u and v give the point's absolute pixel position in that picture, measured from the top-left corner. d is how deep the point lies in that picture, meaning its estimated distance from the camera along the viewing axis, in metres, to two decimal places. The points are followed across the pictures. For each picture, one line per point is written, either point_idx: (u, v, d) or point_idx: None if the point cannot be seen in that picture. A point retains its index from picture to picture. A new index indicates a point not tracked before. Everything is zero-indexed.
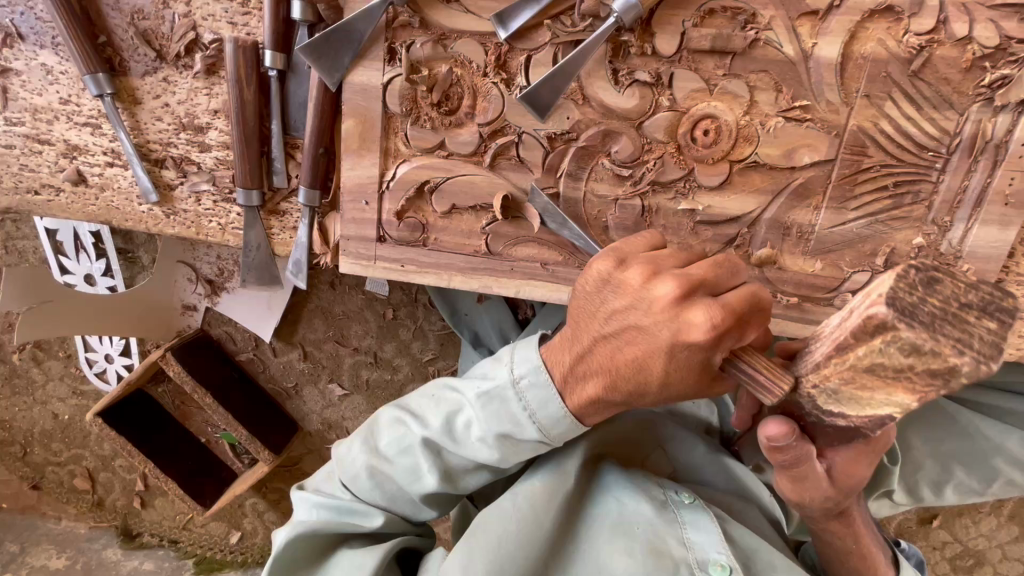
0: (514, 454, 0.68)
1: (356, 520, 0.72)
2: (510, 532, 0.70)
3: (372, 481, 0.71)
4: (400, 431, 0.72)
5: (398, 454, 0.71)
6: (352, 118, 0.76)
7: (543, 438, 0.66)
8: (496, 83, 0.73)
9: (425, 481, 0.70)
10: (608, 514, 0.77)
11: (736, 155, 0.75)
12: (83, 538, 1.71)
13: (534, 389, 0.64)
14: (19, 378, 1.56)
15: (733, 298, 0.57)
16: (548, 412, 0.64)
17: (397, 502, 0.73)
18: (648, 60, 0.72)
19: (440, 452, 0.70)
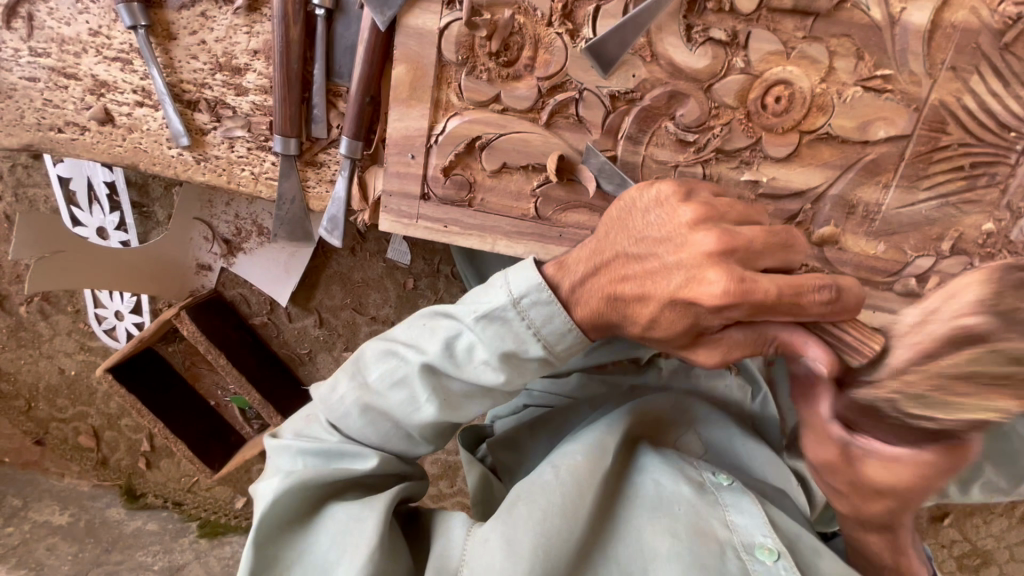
0: (520, 375, 0.64)
1: (346, 463, 0.67)
2: (554, 506, 0.67)
3: (366, 419, 0.67)
4: (391, 360, 0.66)
5: (389, 387, 0.65)
6: (404, 65, 0.72)
7: (548, 356, 0.62)
8: (561, 33, 0.69)
9: (421, 410, 0.64)
10: (647, 493, 0.74)
11: (807, 125, 0.71)
12: (85, 496, 1.68)
13: (537, 306, 0.60)
14: (25, 331, 1.53)
15: (780, 284, 0.53)
16: (553, 327, 0.61)
17: (392, 437, 0.68)
18: (724, 16, 0.67)
19: (436, 378, 0.64)
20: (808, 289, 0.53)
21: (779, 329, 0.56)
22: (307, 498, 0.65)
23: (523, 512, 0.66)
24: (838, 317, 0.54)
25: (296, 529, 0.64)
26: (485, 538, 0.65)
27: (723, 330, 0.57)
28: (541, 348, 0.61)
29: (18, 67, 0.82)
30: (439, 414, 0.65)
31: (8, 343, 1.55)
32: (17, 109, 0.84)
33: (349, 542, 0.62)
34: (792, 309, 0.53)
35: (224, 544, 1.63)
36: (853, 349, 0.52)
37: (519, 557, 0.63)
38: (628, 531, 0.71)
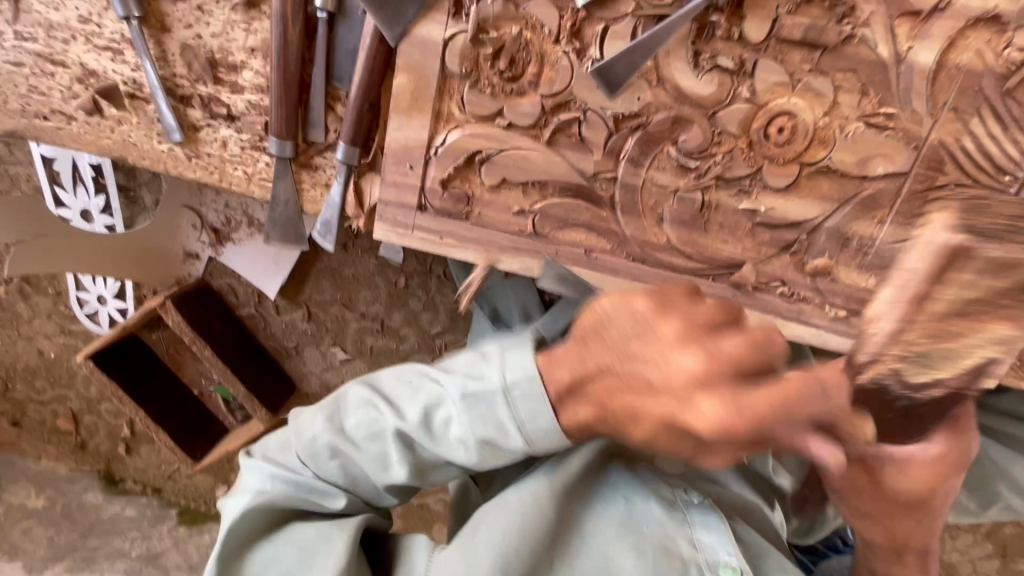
0: (492, 459, 0.63)
1: (315, 499, 0.67)
2: (514, 527, 0.67)
3: (338, 468, 0.65)
4: (372, 415, 0.64)
5: (365, 441, 0.65)
6: (405, 74, 0.70)
7: (530, 450, 0.61)
8: (568, 52, 0.68)
9: (396, 473, 0.65)
10: (614, 510, 0.73)
11: (808, 157, 0.71)
12: (62, 479, 1.65)
13: (526, 400, 0.58)
14: (4, 311, 1.49)
15: (777, 389, 0.50)
16: (538, 423, 0.58)
17: (364, 484, 0.67)
18: (732, 44, 0.67)
19: (411, 444, 0.64)
20: (806, 387, 0.51)
21: (792, 433, 0.52)
22: (275, 513, 0.67)
23: (485, 535, 0.67)
24: (838, 405, 0.52)
25: (263, 538, 0.66)
26: (447, 557, 0.67)
27: None
28: (515, 440, 0.60)
29: (2, 49, 0.78)
30: (414, 479, 0.66)
31: None
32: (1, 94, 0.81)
33: (311, 562, 0.64)
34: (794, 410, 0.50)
35: (203, 532, 1.61)
36: (843, 432, 0.55)
37: (479, 571, 0.65)
38: (596, 545, 0.72)
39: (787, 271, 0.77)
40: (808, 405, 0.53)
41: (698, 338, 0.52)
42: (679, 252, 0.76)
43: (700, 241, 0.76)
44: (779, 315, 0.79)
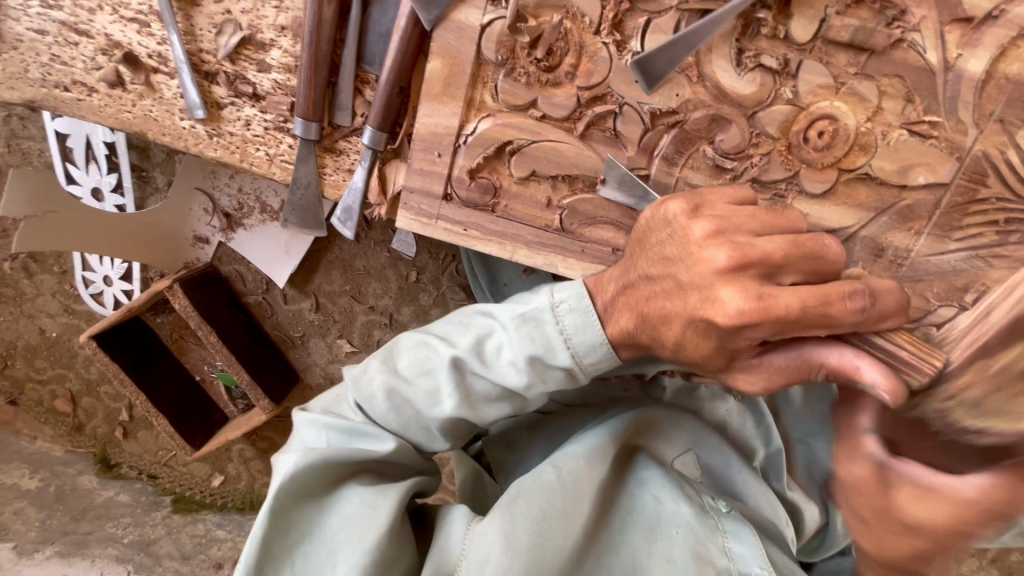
0: (542, 382, 0.61)
1: (368, 444, 0.64)
2: (551, 510, 0.66)
3: (387, 403, 0.64)
4: (426, 347, 0.63)
5: (416, 374, 0.63)
6: (439, 59, 0.69)
7: (574, 369, 0.59)
8: (608, 43, 0.66)
9: (444, 405, 0.63)
10: (645, 509, 0.74)
11: (846, 163, 0.69)
12: (58, 462, 1.63)
13: (574, 314, 0.58)
14: (7, 287, 1.47)
15: (808, 302, 0.48)
16: (585, 338, 0.58)
17: (412, 427, 0.65)
18: (777, 43, 0.65)
19: (462, 374, 0.62)
20: (837, 305, 0.48)
21: (825, 352, 0.50)
22: (329, 474, 0.63)
23: (522, 511, 0.65)
24: (877, 326, 0.50)
25: (313, 500, 0.62)
26: (483, 531, 0.64)
27: (763, 355, 0.53)
28: (571, 354, 0.58)
29: (27, 16, 0.77)
30: (460, 412, 0.63)
31: None
32: (21, 62, 0.79)
33: (362, 530, 0.60)
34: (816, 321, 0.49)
35: (198, 521, 1.58)
36: (911, 368, 0.50)
37: (518, 554, 0.62)
38: (624, 545, 0.71)
39: None
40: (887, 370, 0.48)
41: (728, 235, 0.52)
42: None
43: None
44: None
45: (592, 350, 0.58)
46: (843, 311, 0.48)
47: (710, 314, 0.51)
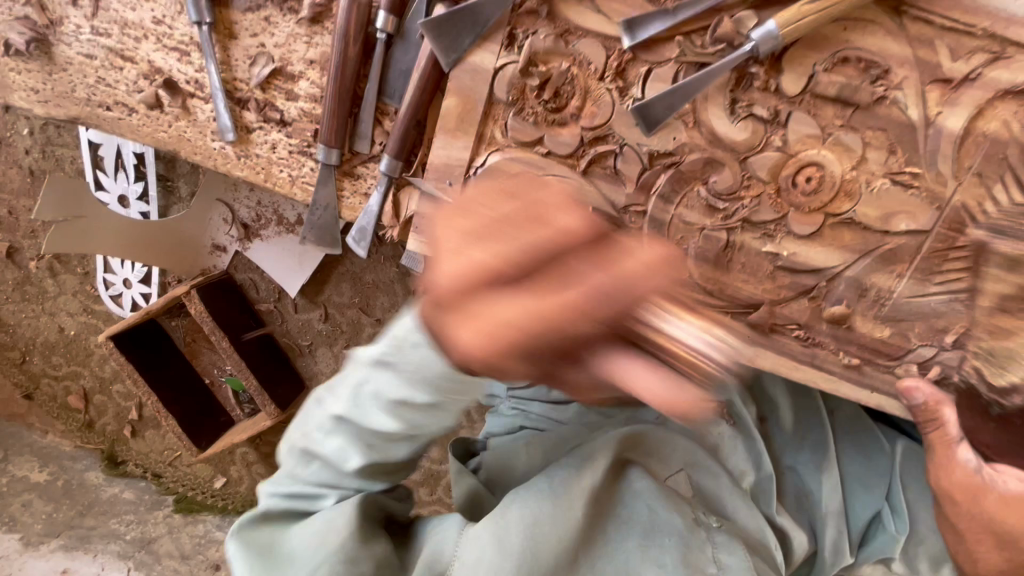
0: (427, 413, 0.56)
1: (303, 504, 0.65)
2: (546, 515, 0.69)
3: (305, 462, 0.63)
4: (322, 406, 0.61)
5: (323, 434, 0.61)
6: (455, 97, 0.74)
7: (440, 393, 0.54)
8: (611, 89, 0.72)
9: (356, 457, 0.60)
10: (637, 519, 0.77)
11: (832, 208, 0.73)
12: (65, 456, 1.66)
13: (416, 346, 0.52)
14: (31, 285, 1.54)
15: (531, 318, 0.41)
16: (440, 364, 0.52)
17: (342, 478, 0.63)
18: (769, 95, 0.70)
19: (353, 429, 0.59)
20: (498, 305, 0.41)
21: (586, 346, 0.41)
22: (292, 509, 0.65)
23: (514, 516, 0.68)
24: (658, 309, 0.42)
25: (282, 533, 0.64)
26: (476, 535, 0.68)
27: (551, 366, 0.43)
28: (432, 390, 0.53)
29: (78, 42, 0.84)
30: (374, 458, 0.61)
31: (13, 295, 1.55)
32: (69, 82, 0.86)
33: (317, 535, 0.60)
34: (566, 358, 0.42)
35: (198, 522, 1.59)
36: (680, 375, 0.40)
37: (510, 555, 0.66)
38: (620, 551, 0.75)
39: (804, 315, 0.79)
40: (653, 371, 0.40)
41: (500, 211, 0.43)
42: (701, 288, 0.78)
43: (722, 278, 0.78)
44: (794, 359, 0.80)
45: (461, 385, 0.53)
46: (568, 316, 0.40)
47: (504, 364, 0.43)
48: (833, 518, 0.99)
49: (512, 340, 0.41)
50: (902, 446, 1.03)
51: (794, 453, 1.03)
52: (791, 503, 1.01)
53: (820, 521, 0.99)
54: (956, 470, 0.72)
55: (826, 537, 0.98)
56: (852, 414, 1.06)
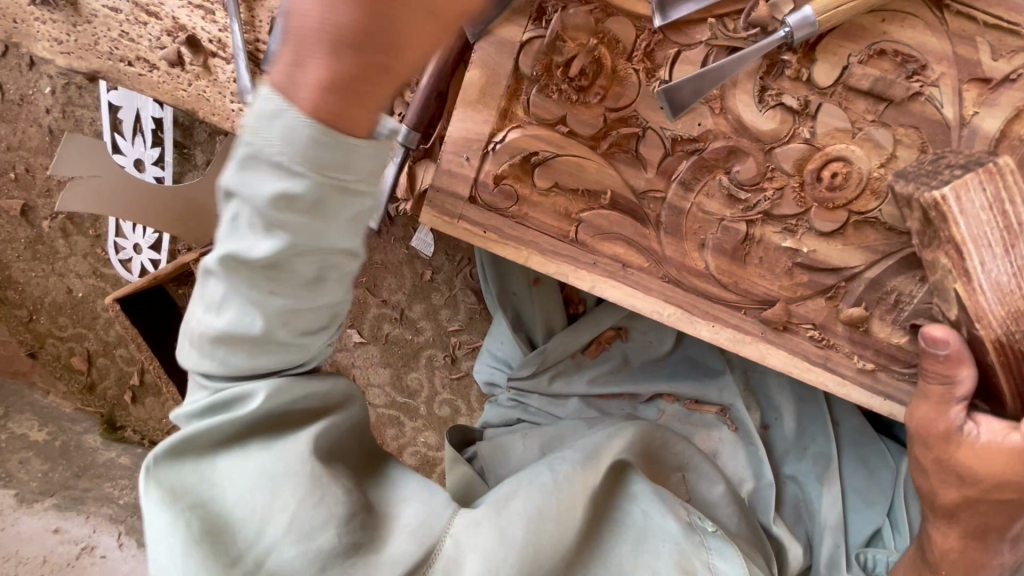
0: (311, 219, 0.56)
1: (228, 408, 0.65)
2: (548, 506, 0.76)
3: (203, 353, 0.63)
4: (210, 278, 0.61)
5: (216, 308, 0.61)
6: (479, 70, 0.73)
7: (316, 177, 0.55)
8: (638, 70, 0.70)
9: (251, 319, 0.59)
10: (635, 522, 0.86)
11: (857, 206, 0.71)
12: (65, 417, 1.65)
13: (275, 122, 0.53)
14: (42, 245, 1.54)
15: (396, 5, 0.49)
16: (318, 158, 0.54)
17: (251, 360, 0.63)
18: (800, 85, 0.68)
19: (252, 271, 0.58)
20: (402, 57, 0.52)
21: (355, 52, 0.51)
22: (218, 429, 0.65)
23: (517, 509, 0.75)
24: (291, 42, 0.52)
25: (215, 467, 0.66)
26: (476, 523, 0.72)
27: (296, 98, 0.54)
28: (309, 172, 0.54)
29: None
30: (287, 298, 0.59)
31: (23, 253, 1.56)
32: (93, 35, 0.86)
33: (275, 458, 0.66)
34: (376, 69, 0.52)
35: None
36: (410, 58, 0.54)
37: (511, 547, 0.71)
38: (612, 554, 0.83)
39: (820, 314, 0.77)
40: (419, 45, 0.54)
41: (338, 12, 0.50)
42: (717, 281, 0.77)
43: (738, 272, 0.77)
44: (807, 359, 0.79)
45: (296, 168, 0.54)
46: (413, 55, 0.52)
47: (342, 125, 0.54)
48: (830, 532, 1.03)
49: (356, 95, 0.52)
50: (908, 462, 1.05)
51: (795, 461, 1.09)
52: (790, 513, 1.07)
53: (818, 532, 1.05)
54: (941, 421, 0.70)
55: (823, 549, 1.03)
56: (860, 426, 1.08)
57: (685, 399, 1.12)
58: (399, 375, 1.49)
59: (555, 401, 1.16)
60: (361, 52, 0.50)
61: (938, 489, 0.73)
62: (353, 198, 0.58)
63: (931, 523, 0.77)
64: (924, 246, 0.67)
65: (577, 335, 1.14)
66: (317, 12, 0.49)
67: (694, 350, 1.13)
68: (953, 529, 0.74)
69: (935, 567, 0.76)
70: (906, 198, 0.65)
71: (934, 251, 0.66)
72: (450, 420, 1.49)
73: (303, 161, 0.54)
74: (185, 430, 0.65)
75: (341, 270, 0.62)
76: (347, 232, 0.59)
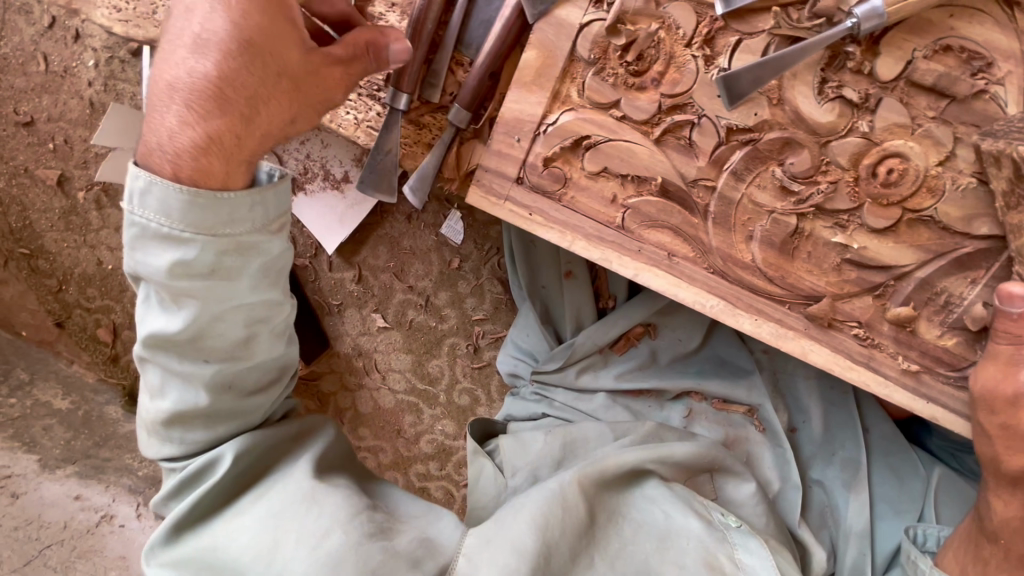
0: (209, 276, 0.64)
1: (206, 476, 0.75)
2: (559, 504, 0.80)
3: (168, 437, 0.74)
4: (147, 368, 0.71)
5: (161, 393, 0.71)
6: (535, 51, 0.73)
7: (208, 234, 0.62)
8: (697, 57, 0.70)
9: (196, 394, 0.71)
10: (655, 522, 0.86)
11: (912, 204, 0.71)
12: (88, 388, 1.58)
13: (149, 195, 0.60)
14: (76, 216, 1.52)
15: (253, 69, 0.62)
16: (182, 215, 0.60)
17: (213, 429, 0.75)
18: (861, 78, 0.68)
19: (172, 343, 0.68)
20: (268, 113, 0.65)
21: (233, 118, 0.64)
22: (208, 496, 0.75)
23: (526, 518, 0.77)
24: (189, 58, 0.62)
25: (217, 526, 0.75)
26: (491, 535, 0.76)
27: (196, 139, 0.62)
28: (197, 236, 0.61)
29: None
30: (224, 365, 0.71)
31: (54, 223, 1.53)
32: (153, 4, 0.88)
33: (272, 495, 0.76)
34: (242, 117, 0.63)
35: None
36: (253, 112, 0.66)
37: (529, 555, 0.73)
38: (636, 552, 0.82)
39: (866, 312, 0.77)
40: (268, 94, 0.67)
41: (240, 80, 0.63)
42: (763, 274, 0.76)
43: (785, 266, 0.76)
44: (850, 358, 0.78)
45: (185, 234, 0.61)
46: (270, 117, 0.65)
47: (206, 184, 0.61)
48: (856, 538, 1.03)
49: (219, 145, 0.62)
50: (939, 471, 1.04)
51: (822, 466, 1.08)
52: (816, 519, 1.05)
53: (842, 538, 1.04)
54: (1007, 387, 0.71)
55: (847, 554, 1.03)
56: (892, 432, 1.07)
57: (713, 398, 1.10)
58: (421, 362, 1.49)
59: (581, 395, 1.14)
60: (224, 106, 0.61)
61: (1003, 457, 0.75)
62: (249, 253, 0.66)
63: (992, 491, 0.80)
64: (1009, 207, 0.66)
65: (606, 328, 1.11)
66: (174, 70, 0.61)
67: (723, 348, 1.12)
68: (1016, 497, 0.77)
69: (996, 535, 0.78)
70: (993, 156, 0.65)
71: (1022, 214, 0.65)
72: (469, 409, 1.49)
73: (187, 226, 0.61)
74: (182, 506, 0.74)
75: (265, 326, 0.72)
76: (256, 286, 0.68)
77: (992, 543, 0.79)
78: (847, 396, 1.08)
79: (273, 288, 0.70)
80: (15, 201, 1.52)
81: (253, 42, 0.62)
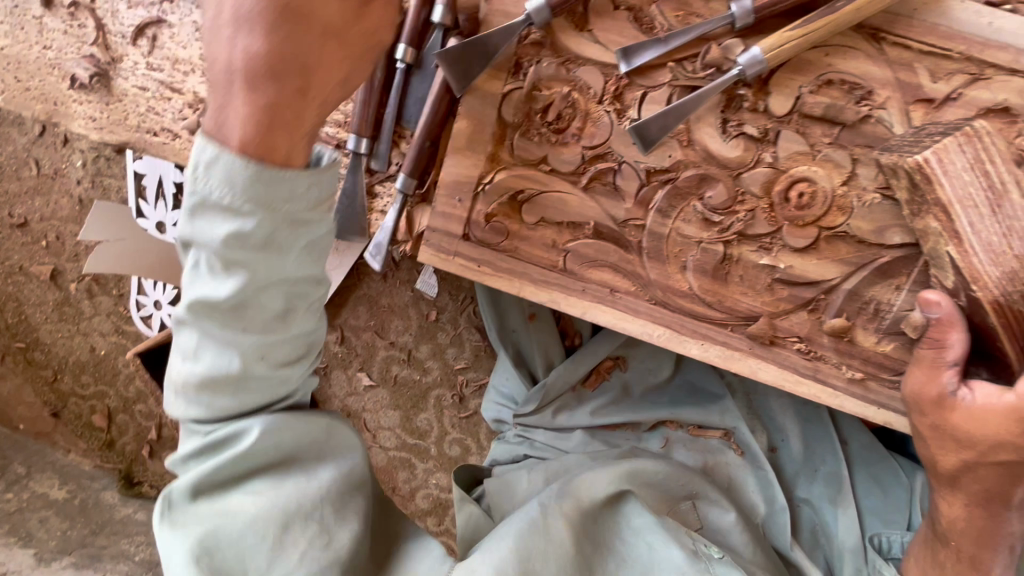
0: (259, 249, 0.66)
1: (233, 446, 0.74)
2: (536, 543, 0.80)
3: (196, 399, 0.73)
4: (186, 329, 0.71)
5: (196, 354, 0.71)
6: (465, 120, 0.80)
7: (263, 208, 0.65)
8: (609, 111, 0.77)
9: (230, 359, 0.70)
10: (639, 556, 0.87)
11: (827, 222, 0.76)
12: (85, 475, 1.59)
13: (218, 164, 0.63)
14: (69, 307, 1.56)
15: None
16: (239, 180, 0.63)
17: (241, 402, 0.74)
18: (758, 115, 0.74)
19: (217, 308, 0.68)
20: (321, 80, 0.67)
21: None
22: (234, 467, 0.74)
23: (507, 546, 0.79)
24: None
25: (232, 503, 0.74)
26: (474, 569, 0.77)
27: None
28: (256, 210, 0.64)
29: None
30: (262, 334, 0.71)
31: (49, 315, 1.58)
32: None
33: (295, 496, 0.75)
34: None
35: None
36: None
37: None
38: None
39: (804, 327, 0.80)
40: None
41: None
42: (701, 300, 0.81)
43: (720, 291, 0.80)
44: (797, 373, 0.82)
45: (244, 207, 0.64)
46: (325, 79, 0.68)
47: (273, 158, 0.65)
48: (850, 555, 1.02)
49: (281, 118, 0.65)
50: (922, 477, 1.03)
51: (807, 483, 1.08)
52: (808, 538, 1.06)
53: (836, 555, 1.04)
54: (933, 387, 0.73)
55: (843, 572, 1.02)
56: (870, 443, 1.07)
57: (688, 425, 1.11)
58: (409, 417, 1.50)
59: (559, 435, 1.16)
60: (281, 79, 0.64)
61: (937, 455, 0.76)
62: (301, 231, 0.69)
63: (938, 492, 0.80)
64: (913, 216, 0.71)
65: (574, 364, 1.14)
66: (229, 53, 0.63)
67: (695, 374, 1.14)
68: (957, 496, 0.78)
69: (948, 541, 0.80)
70: (892, 167, 0.70)
71: (922, 218, 0.70)
72: (460, 459, 1.49)
73: (247, 199, 0.64)
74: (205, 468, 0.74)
75: (300, 301, 0.74)
76: (301, 262, 0.71)
77: (945, 545, 0.80)
78: (820, 410, 1.08)
79: (316, 264, 0.74)
80: (12, 298, 1.58)
81: (289, 8, 0.62)
